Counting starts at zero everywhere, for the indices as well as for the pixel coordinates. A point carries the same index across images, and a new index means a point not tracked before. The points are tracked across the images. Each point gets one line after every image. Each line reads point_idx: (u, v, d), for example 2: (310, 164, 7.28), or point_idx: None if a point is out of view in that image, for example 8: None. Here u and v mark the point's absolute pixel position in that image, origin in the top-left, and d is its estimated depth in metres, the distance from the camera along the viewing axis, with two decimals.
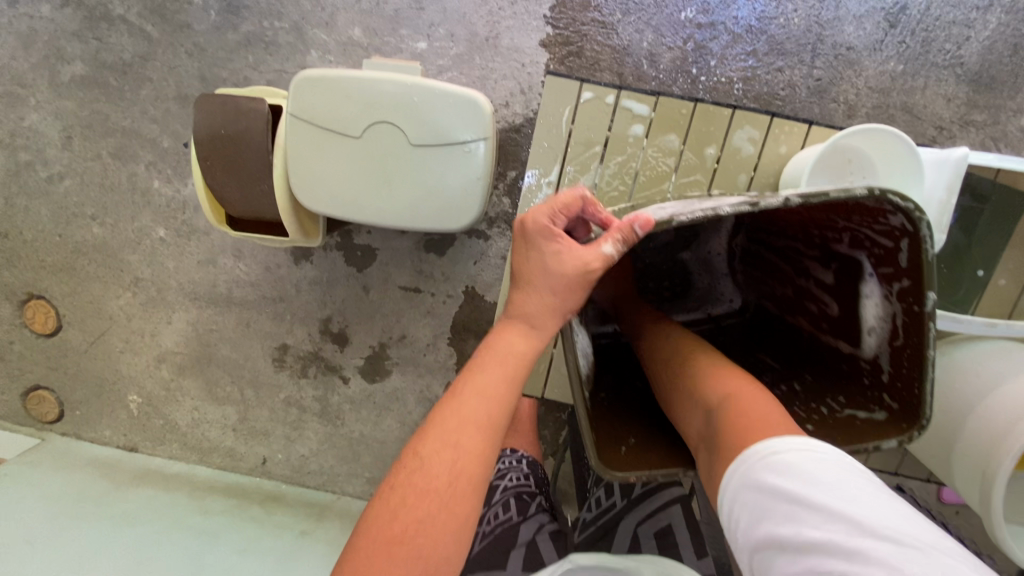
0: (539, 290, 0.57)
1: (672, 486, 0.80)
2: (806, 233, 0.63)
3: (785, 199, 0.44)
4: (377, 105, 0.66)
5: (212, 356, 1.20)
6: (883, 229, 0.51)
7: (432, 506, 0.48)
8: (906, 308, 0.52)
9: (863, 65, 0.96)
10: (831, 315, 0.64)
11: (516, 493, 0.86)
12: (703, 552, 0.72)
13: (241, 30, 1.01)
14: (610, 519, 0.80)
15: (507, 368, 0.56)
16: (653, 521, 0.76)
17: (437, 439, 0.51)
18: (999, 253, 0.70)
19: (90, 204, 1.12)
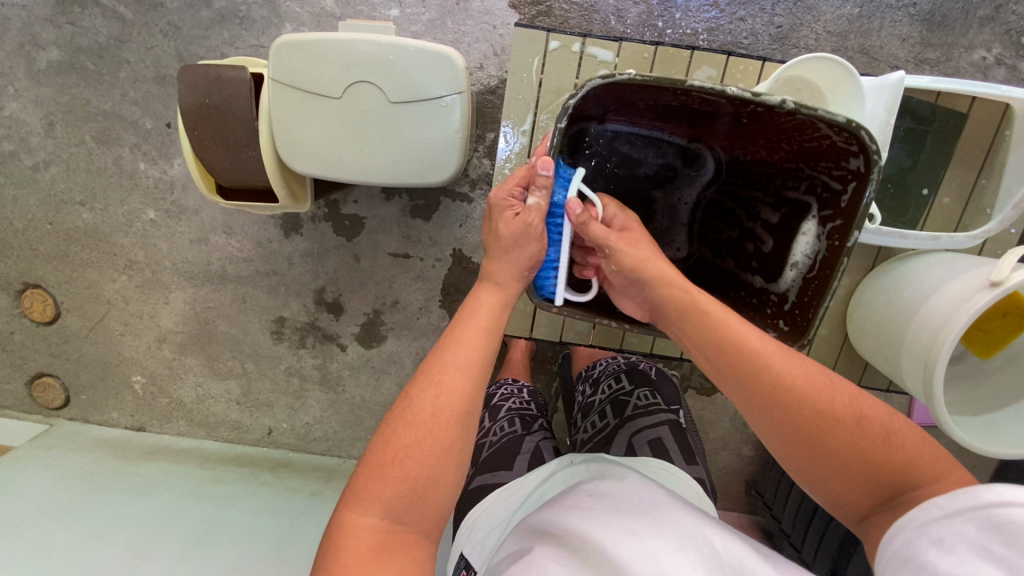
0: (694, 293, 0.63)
1: (660, 412, 0.87)
2: (768, 180, 0.70)
3: (782, 98, 0.54)
4: (353, 66, 0.69)
5: (211, 333, 1.23)
6: (839, 172, 0.59)
7: (457, 391, 0.54)
8: (830, 243, 0.61)
9: (821, 10, 1.00)
10: (763, 252, 0.71)
11: (519, 413, 0.91)
12: (691, 460, 0.79)
13: (215, 7, 1.02)
14: (605, 435, 0.87)
15: (485, 319, 0.60)
16: (643, 434, 0.83)
17: (420, 381, 0.55)
18: (942, 170, 0.69)
19: (78, 190, 1.14)
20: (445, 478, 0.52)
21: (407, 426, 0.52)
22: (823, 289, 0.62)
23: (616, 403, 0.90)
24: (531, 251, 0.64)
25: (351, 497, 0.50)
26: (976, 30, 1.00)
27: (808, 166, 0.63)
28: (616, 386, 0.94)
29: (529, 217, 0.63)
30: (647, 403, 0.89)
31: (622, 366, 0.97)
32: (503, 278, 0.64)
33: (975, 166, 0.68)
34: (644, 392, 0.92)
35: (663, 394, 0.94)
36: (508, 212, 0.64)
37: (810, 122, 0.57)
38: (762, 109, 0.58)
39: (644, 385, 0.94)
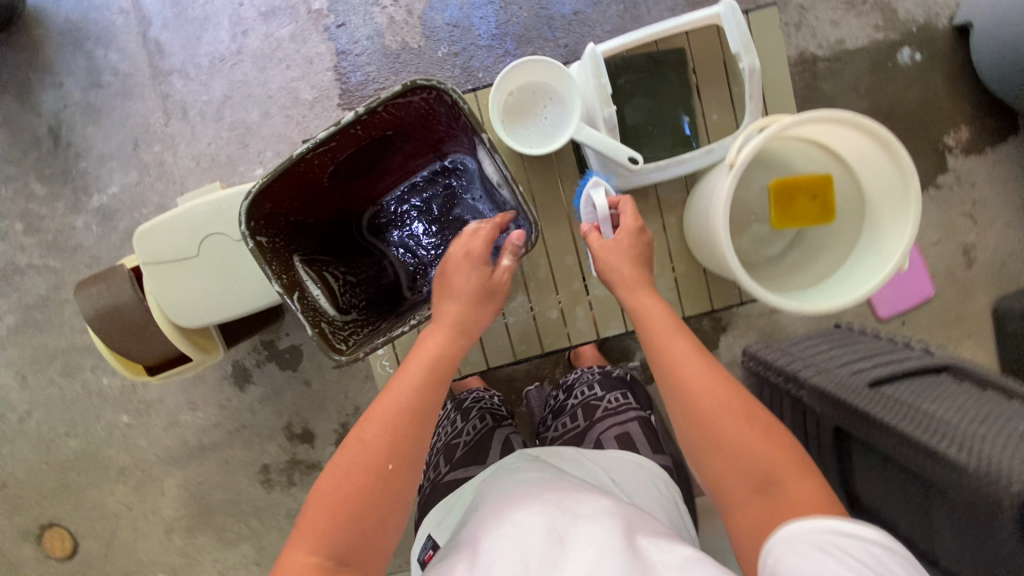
0: (458, 302, 0.65)
1: (631, 413, 0.85)
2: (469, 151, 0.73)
3: (349, 111, 0.60)
4: (198, 226, 0.83)
5: (210, 505, 1.29)
6: (452, 109, 0.63)
7: (406, 439, 0.58)
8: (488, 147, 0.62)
9: (593, 18, 1.15)
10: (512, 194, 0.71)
11: (489, 413, 0.92)
12: (659, 448, 0.80)
13: (120, 229, 1.21)
14: (574, 436, 0.85)
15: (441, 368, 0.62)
16: (613, 428, 0.82)
17: (375, 427, 0.58)
18: (691, 97, 0.75)
19: (60, 423, 1.27)
20: (393, 520, 0.57)
21: (357, 474, 0.56)
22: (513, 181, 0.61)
23: (586, 407, 0.87)
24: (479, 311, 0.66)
25: (300, 540, 0.54)
26: None
27: (452, 122, 0.67)
28: (589, 393, 0.90)
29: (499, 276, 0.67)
30: (620, 401, 0.88)
31: (595, 373, 0.93)
32: (466, 330, 0.65)
33: (722, 80, 0.76)
34: (616, 395, 0.89)
35: (638, 395, 0.92)
36: (474, 265, 0.66)
37: (392, 105, 0.62)
38: (355, 127, 0.63)
39: (616, 388, 0.91)
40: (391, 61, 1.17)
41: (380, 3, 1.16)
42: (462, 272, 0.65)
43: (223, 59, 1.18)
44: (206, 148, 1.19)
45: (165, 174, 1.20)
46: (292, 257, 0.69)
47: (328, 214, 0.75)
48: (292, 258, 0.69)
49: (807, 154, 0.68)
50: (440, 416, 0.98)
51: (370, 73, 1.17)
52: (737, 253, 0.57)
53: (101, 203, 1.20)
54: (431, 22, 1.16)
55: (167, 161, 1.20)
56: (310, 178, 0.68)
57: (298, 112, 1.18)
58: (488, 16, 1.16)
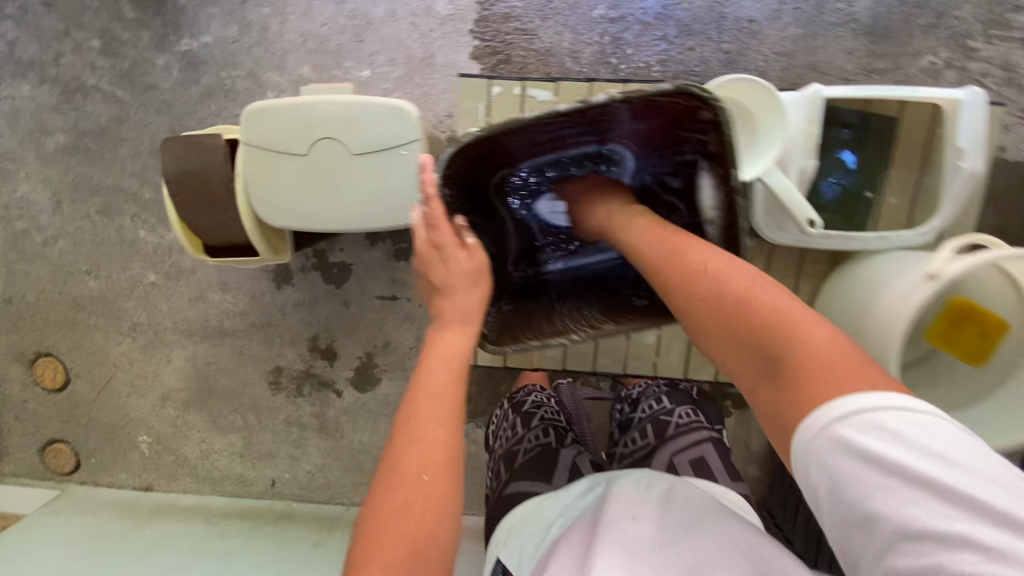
0: (461, 291, 0.60)
1: (704, 429, 0.84)
2: (658, 155, 0.68)
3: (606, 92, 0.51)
4: (317, 125, 0.75)
5: (212, 388, 1.27)
6: (695, 126, 0.57)
7: (437, 443, 0.52)
8: (727, 190, 0.58)
9: (766, 33, 1.05)
10: (688, 220, 0.69)
11: (551, 423, 0.90)
12: (736, 475, 0.77)
13: (202, 83, 1.11)
14: (645, 455, 0.84)
15: (452, 360, 0.57)
16: (687, 452, 0.80)
17: (402, 432, 0.53)
18: (883, 172, 0.71)
19: (84, 260, 1.21)
20: (446, 531, 0.50)
21: (392, 490, 0.50)
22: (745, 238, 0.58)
23: (656, 423, 0.86)
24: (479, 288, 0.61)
25: None
26: (919, 38, 1.05)
27: (679, 133, 0.61)
28: (657, 408, 0.90)
29: (478, 254, 0.61)
30: (688, 420, 0.86)
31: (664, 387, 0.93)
32: (467, 316, 0.59)
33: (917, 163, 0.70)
34: (686, 410, 0.89)
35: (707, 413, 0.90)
36: (454, 250, 0.60)
37: (644, 100, 0.54)
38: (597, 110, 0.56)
39: (684, 403, 0.90)
40: (542, 4, 1.06)
41: None
42: (450, 263, 0.60)
43: None
44: (317, 28, 1.09)
45: (265, 41, 1.10)
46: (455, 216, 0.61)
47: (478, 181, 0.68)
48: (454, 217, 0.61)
49: (996, 290, 0.76)
50: (499, 419, 0.99)
51: (516, 9, 1.07)
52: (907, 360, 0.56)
53: (190, 50, 1.10)
54: None
55: (272, 29, 1.09)
56: (501, 141, 0.61)
57: (426, 24, 1.08)
58: None
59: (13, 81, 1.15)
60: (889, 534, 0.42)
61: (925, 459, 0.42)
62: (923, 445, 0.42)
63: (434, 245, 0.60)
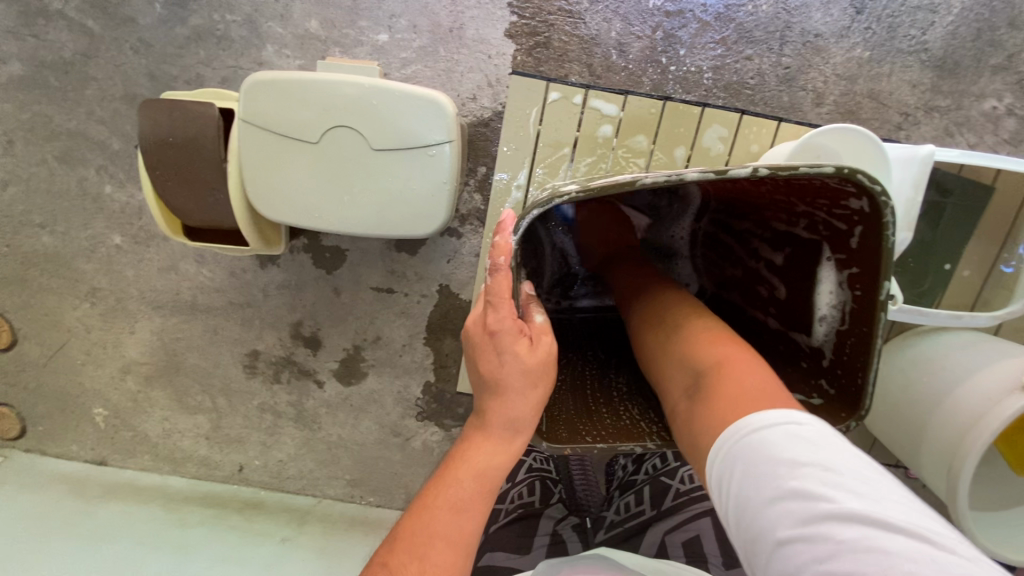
0: (518, 392, 0.49)
1: (705, 500, 0.82)
2: (759, 214, 0.61)
3: (755, 170, 0.39)
4: (333, 109, 0.64)
5: (179, 365, 1.16)
6: (840, 213, 0.48)
7: (441, 571, 0.47)
8: (853, 296, 0.50)
9: (831, 52, 0.96)
10: (779, 298, 0.61)
11: (540, 478, 0.93)
12: (732, 562, 0.75)
13: (190, 24, 0.96)
14: (638, 525, 0.84)
15: (483, 474, 0.50)
16: (681, 530, 0.79)
17: (407, 544, 0.48)
18: (963, 246, 0.73)
19: (38, 212, 1.06)
20: None
21: None
22: (864, 347, 0.50)
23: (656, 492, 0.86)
24: (541, 394, 0.49)
25: None
26: (988, 78, 0.97)
27: (800, 204, 0.52)
28: (659, 471, 0.89)
29: (545, 343, 0.49)
30: (689, 489, 0.85)
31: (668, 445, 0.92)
32: (519, 424, 0.50)
33: (996, 239, 0.72)
34: (689, 473, 0.87)
35: None
36: (512, 338, 0.47)
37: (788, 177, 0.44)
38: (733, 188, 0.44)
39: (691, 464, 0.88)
40: None
41: None
42: (505, 363, 0.48)
43: None
44: None
45: None
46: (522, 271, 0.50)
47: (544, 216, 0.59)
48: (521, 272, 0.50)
49: None
50: None
51: None
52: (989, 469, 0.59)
53: None
54: None
55: None
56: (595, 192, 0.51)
57: None
58: None
59: None
60: (778, 538, 0.37)
61: (821, 476, 0.37)
62: (824, 466, 0.37)
63: (488, 330, 0.48)
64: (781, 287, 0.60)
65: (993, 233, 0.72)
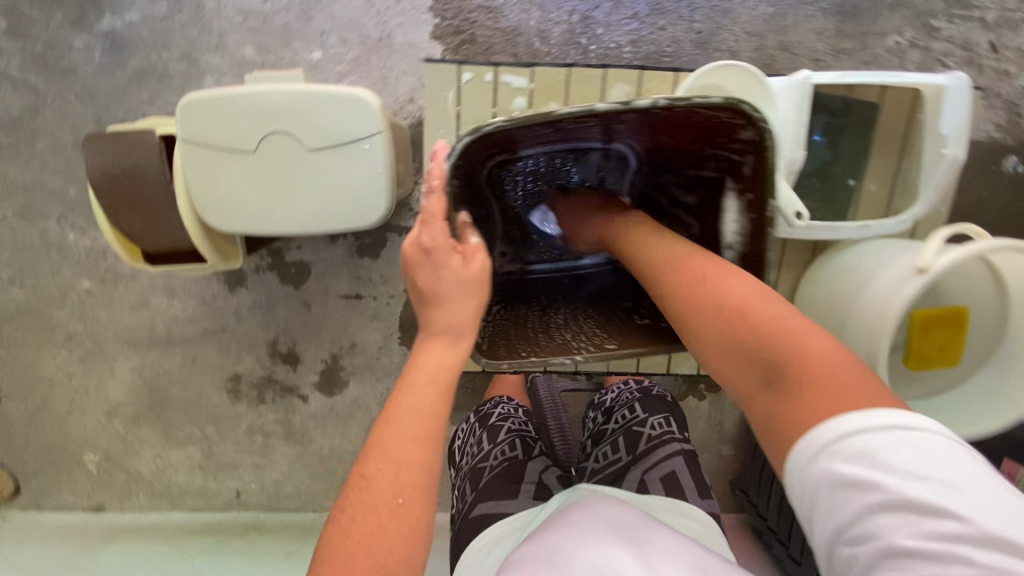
0: (461, 300, 0.56)
1: (675, 441, 0.87)
2: (674, 163, 0.66)
3: (652, 99, 0.45)
4: (266, 118, 0.68)
5: (164, 399, 1.18)
6: (735, 146, 0.53)
7: (414, 468, 0.49)
8: (751, 219, 0.55)
9: (737, 13, 1.03)
10: (694, 235, 0.66)
11: (519, 436, 0.91)
12: (704, 494, 0.80)
13: (130, 67, 0.99)
14: (618, 471, 0.86)
15: (439, 379, 0.53)
16: (658, 467, 0.82)
17: (377, 456, 0.49)
18: (864, 162, 0.77)
19: (4, 267, 1.09)
20: (418, 560, 0.47)
21: (364, 514, 0.47)
22: (761, 263, 0.56)
23: (630, 439, 0.89)
24: (478, 300, 0.57)
25: None
26: (887, 17, 1.04)
27: (705, 146, 0.58)
28: (629, 419, 0.93)
29: (478, 259, 0.56)
30: (660, 433, 0.89)
31: (635, 398, 0.98)
32: (463, 329, 0.56)
33: (896, 152, 0.76)
34: (658, 421, 0.92)
35: (679, 422, 0.94)
36: (447, 254, 0.55)
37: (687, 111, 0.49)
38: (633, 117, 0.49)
39: (657, 412, 0.93)
40: None
41: None
42: (443, 277, 0.55)
43: None
44: (258, 5, 0.99)
45: (200, 19, 0.99)
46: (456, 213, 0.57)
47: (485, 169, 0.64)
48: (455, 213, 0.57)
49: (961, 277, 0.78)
50: (464, 433, 0.98)
51: None
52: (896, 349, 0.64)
53: (112, 29, 0.98)
54: None
55: (208, 5, 0.98)
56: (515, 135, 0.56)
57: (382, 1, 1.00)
58: None
59: None
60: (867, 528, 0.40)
61: (941, 491, 0.38)
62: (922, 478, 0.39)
63: (423, 247, 0.54)
64: (703, 221, 0.65)
65: (890, 147, 0.76)
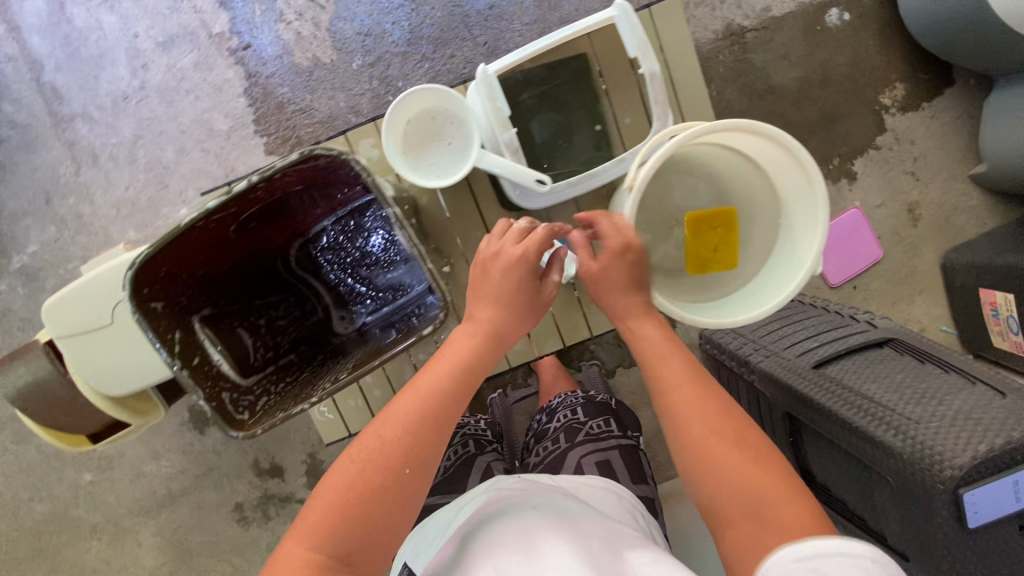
0: (516, 312, 0.63)
1: (614, 437, 0.90)
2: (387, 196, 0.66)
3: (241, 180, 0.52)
4: (109, 293, 0.79)
5: (190, 549, 1.29)
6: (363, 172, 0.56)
7: (425, 442, 0.56)
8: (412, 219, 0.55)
9: (511, 11, 1.09)
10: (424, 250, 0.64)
11: (472, 436, 0.97)
12: (638, 480, 0.84)
13: (48, 288, 1.16)
14: (556, 458, 0.88)
15: (457, 367, 0.60)
16: (595, 455, 0.85)
17: (392, 426, 0.56)
18: (603, 105, 0.72)
19: (23, 489, 1.25)
20: (399, 529, 0.55)
21: (369, 470, 0.54)
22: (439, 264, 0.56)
23: (569, 430, 0.91)
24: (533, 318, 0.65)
25: (294, 534, 0.52)
26: None
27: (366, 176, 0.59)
28: (572, 416, 0.94)
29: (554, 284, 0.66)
30: (600, 428, 0.92)
31: (579, 400, 0.97)
32: (502, 331, 0.63)
33: (630, 82, 0.72)
34: (600, 422, 0.93)
35: (621, 422, 0.96)
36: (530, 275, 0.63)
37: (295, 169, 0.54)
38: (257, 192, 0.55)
39: (600, 414, 0.95)
40: (304, 80, 1.11)
41: (284, 18, 1.10)
42: (506, 276, 0.63)
43: (127, 96, 1.12)
44: (123, 193, 1.14)
45: (84, 226, 1.14)
46: (192, 320, 0.60)
47: (246, 258, 0.66)
48: (191, 321, 0.60)
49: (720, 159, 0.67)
50: None
51: (284, 95, 1.12)
52: (637, 273, 0.55)
53: (24, 264, 1.15)
54: (340, 33, 1.10)
55: (85, 211, 1.14)
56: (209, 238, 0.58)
57: (215, 144, 1.13)
58: (400, 20, 1.10)
59: None
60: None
61: None
62: None
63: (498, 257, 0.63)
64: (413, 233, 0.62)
65: (622, 80, 0.72)
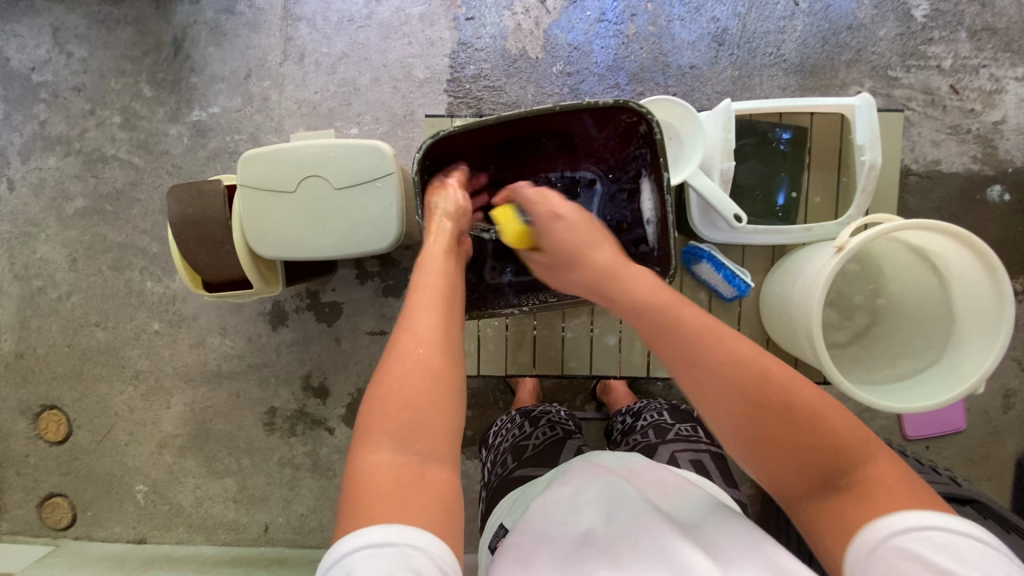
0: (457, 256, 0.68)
1: (701, 442, 0.89)
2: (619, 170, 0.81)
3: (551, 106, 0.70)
4: (305, 163, 0.86)
5: (209, 431, 1.30)
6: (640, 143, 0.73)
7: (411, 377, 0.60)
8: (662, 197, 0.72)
9: (707, 76, 1.19)
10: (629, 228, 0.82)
11: (557, 420, 0.97)
12: (732, 483, 0.83)
13: (209, 147, 1.25)
14: (644, 448, 0.89)
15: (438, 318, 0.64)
16: (688, 453, 0.85)
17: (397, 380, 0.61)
18: (806, 175, 0.79)
19: (94, 313, 1.30)
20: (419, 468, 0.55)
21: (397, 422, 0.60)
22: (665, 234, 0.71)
23: (657, 428, 0.92)
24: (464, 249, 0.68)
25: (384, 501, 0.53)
26: (845, 71, 1.17)
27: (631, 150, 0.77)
28: (658, 418, 0.96)
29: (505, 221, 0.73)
30: (688, 431, 0.92)
31: (663, 405, 0.99)
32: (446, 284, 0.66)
33: (833, 166, 0.78)
34: (686, 427, 0.93)
35: (706, 431, 0.95)
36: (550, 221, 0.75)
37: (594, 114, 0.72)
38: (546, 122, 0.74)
39: (685, 420, 0.95)
40: (506, 65, 1.22)
41: (512, 8, 1.21)
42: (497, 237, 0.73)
43: (352, 19, 1.24)
44: (310, 95, 1.24)
45: (265, 108, 1.24)
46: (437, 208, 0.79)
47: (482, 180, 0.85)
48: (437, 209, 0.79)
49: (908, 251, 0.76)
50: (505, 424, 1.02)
51: (482, 70, 1.22)
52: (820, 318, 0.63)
53: (199, 119, 1.25)
54: (554, 38, 1.21)
55: (272, 97, 1.24)
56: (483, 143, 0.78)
57: (406, 86, 1.23)
58: (609, 47, 1.20)
59: (39, 155, 1.28)
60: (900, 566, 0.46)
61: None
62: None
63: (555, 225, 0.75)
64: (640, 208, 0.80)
65: (828, 162, 0.78)
